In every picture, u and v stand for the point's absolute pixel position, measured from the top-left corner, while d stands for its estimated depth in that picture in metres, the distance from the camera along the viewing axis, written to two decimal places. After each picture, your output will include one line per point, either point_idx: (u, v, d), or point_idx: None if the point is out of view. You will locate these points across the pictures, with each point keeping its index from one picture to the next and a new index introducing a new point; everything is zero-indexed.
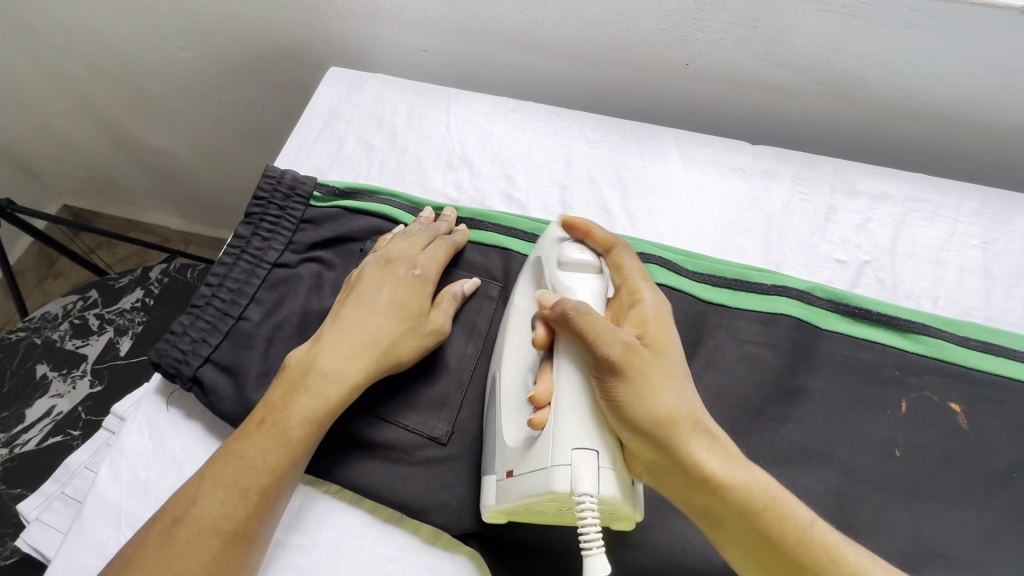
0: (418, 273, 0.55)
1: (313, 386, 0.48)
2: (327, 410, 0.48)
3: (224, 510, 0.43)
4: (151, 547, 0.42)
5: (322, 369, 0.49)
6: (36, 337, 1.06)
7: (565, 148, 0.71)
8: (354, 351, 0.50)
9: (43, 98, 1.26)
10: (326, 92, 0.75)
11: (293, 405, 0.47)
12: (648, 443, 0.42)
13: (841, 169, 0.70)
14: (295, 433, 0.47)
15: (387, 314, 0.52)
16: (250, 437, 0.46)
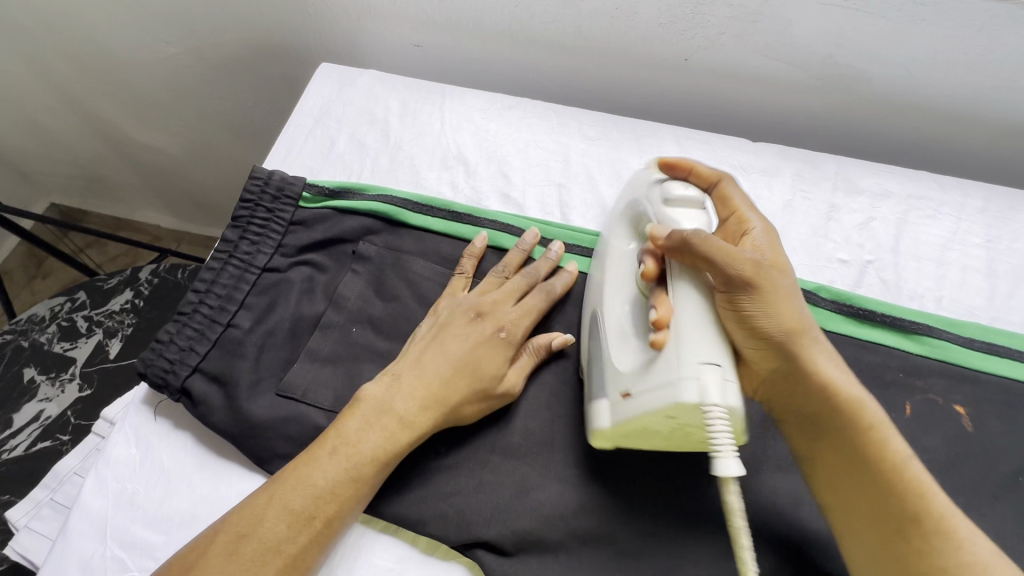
0: (504, 334, 0.52)
1: (388, 427, 0.46)
2: (396, 454, 0.46)
3: (285, 542, 0.41)
4: (210, 559, 0.40)
5: (399, 407, 0.47)
6: (24, 340, 1.04)
7: (562, 146, 0.70)
8: (430, 401, 0.48)
9: (27, 94, 1.23)
10: (316, 88, 0.73)
11: (365, 436, 0.46)
12: (771, 351, 0.44)
13: (842, 166, 0.69)
14: (368, 467, 0.45)
15: (467, 373, 0.49)
16: (319, 462, 0.44)
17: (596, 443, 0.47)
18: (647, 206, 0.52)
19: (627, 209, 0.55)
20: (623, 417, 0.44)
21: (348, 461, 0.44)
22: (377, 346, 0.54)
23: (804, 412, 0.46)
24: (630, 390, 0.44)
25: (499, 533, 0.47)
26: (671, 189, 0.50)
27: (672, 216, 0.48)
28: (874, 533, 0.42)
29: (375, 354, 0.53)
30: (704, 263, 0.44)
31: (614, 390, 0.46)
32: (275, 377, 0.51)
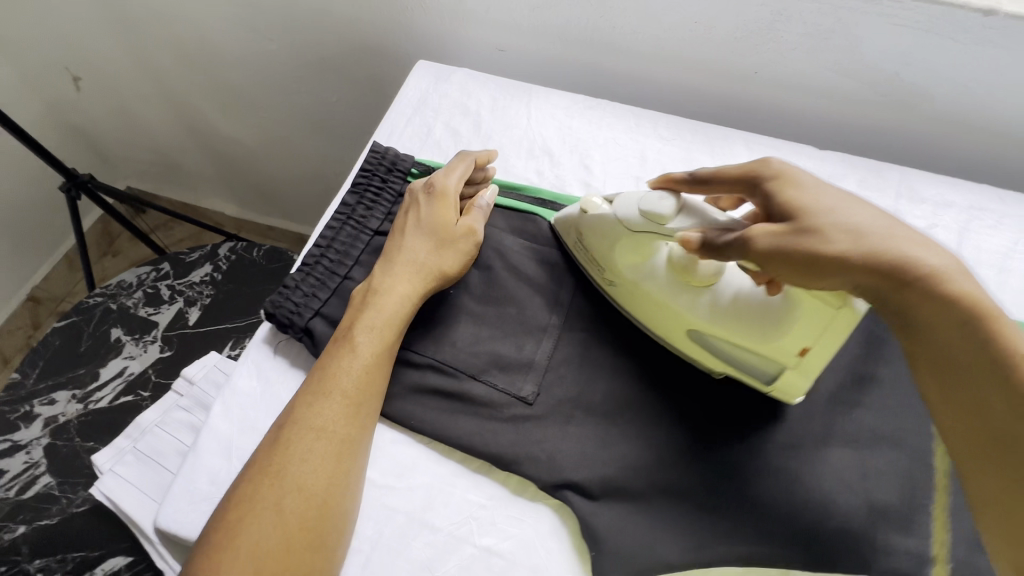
0: (438, 191, 0.60)
1: (373, 308, 0.54)
2: (389, 325, 0.54)
3: (321, 416, 0.49)
4: (272, 452, 0.48)
5: (378, 291, 0.55)
6: (112, 302, 1.12)
7: (639, 144, 0.75)
8: (409, 274, 0.56)
9: (129, 85, 1.35)
10: (415, 81, 0.81)
11: (363, 322, 0.53)
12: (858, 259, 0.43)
13: (906, 177, 0.73)
14: (374, 343, 0.53)
15: (428, 236, 0.58)
16: (335, 352, 0.52)
17: (795, 399, 0.54)
18: (639, 227, 0.53)
19: (614, 240, 0.56)
20: (807, 366, 0.51)
21: (354, 344, 0.52)
22: (472, 308, 0.60)
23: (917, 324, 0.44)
24: (807, 343, 0.49)
25: (585, 477, 0.51)
26: (644, 205, 0.52)
27: (678, 222, 0.50)
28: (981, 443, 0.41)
29: (470, 314, 0.59)
30: (793, 260, 0.44)
31: (786, 357, 0.51)
32: None
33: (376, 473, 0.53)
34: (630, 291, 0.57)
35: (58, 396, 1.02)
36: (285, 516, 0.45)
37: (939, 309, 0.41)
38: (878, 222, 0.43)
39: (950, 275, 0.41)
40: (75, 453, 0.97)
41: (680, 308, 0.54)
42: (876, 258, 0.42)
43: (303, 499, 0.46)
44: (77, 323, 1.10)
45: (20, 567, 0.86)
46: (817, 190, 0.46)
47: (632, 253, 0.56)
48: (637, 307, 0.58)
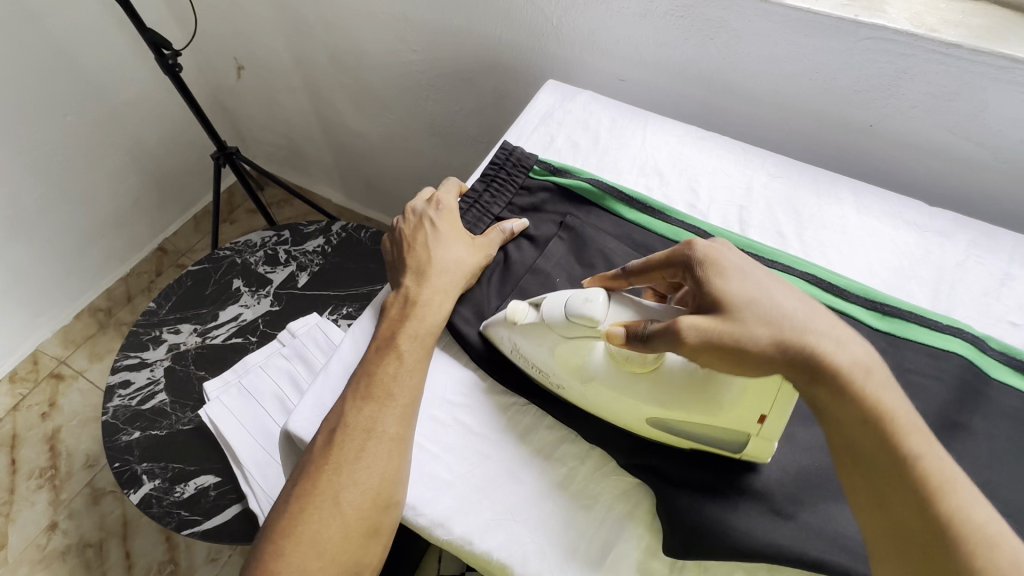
0: (446, 211, 0.68)
1: (416, 319, 0.60)
2: (429, 331, 0.60)
3: (392, 393, 0.56)
4: (330, 451, 0.53)
5: (420, 303, 0.61)
6: (238, 257, 1.27)
7: (747, 177, 0.79)
8: (446, 283, 0.63)
9: (282, 77, 1.56)
10: (544, 97, 0.90)
11: (405, 332, 0.60)
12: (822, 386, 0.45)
13: (1021, 244, 0.72)
14: (413, 349, 0.59)
15: (462, 248, 0.66)
16: (379, 362, 0.58)
17: (767, 458, 0.53)
18: (567, 330, 0.55)
19: (550, 346, 0.56)
20: (769, 431, 0.51)
21: (396, 353, 0.58)
22: None
23: (857, 449, 0.45)
24: (764, 409, 0.50)
25: (665, 459, 0.55)
26: (573, 310, 0.54)
27: (607, 320, 0.53)
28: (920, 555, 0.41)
29: None
30: (717, 350, 0.47)
31: (747, 425, 0.51)
32: (495, 301, 0.65)
33: (475, 422, 0.59)
34: (585, 394, 0.56)
35: (182, 327, 1.17)
36: (358, 483, 0.52)
37: (860, 415, 0.44)
38: (793, 305, 0.48)
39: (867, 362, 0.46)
40: (188, 378, 1.11)
41: (641, 399, 0.53)
42: (789, 347, 0.46)
43: (373, 470, 0.52)
44: (207, 270, 1.25)
45: (131, 466, 1.00)
46: (743, 276, 0.49)
47: (569, 356, 0.56)
48: (599, 407, 0.56)
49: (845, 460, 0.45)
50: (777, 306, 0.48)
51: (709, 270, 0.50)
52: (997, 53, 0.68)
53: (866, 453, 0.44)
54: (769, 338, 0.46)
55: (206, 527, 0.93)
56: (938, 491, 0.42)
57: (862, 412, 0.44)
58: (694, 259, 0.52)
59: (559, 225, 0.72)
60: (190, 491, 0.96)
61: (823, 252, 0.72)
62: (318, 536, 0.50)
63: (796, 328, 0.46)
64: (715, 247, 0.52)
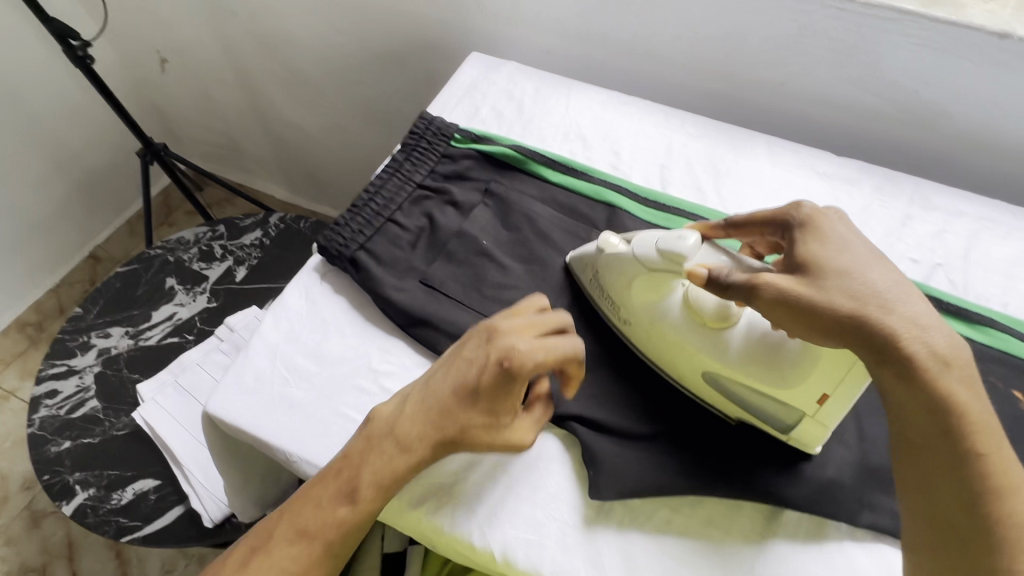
0: (504, 368, 0.49)
1: (386, 451, 0.50)
2: (392, 479, 0.50)
3: (383, 441, 0.51)
4: (268, 525, 0.51)
5: (401, 434, 0.51)
6: (170, 255, 1.22)
7: (668, 137, 0.81)
8: (443, 429, 0.50)
9: (211, 69, 1.50)
10: (469, 69, 0.90)
11: (369, 454, 0.50)
12: (897, 371, 0.43)
13: (920, 187, 0.76)
14: (369, 489, 0.49)
15: (479, 395, 0.50)
16: (342, 466, 0.51)
17: (812, 449, 0.53)
18: (655, 264, 0.54)
19: (630, 279, 0.57)
20: (824, 415, 0.51)
21: (354, 474, 0.50)
22: (501, 260, 0.66)
23: (915, 439, 0.43)
24: (826, 390, 0.49)
25: (590, 409, 0.57)
26: (664, 244, 0.53)
27: (693, 261, 0.52)
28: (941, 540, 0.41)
29: (499, 264, 0.66)
30: (789, 312, 0.46)
31: (805, 406, 0.51)
32: (420, 268, 0.64)
33: (401, 388, 0.58)
34: (647, 332, 0.57)
35: (112, 330, 1.12)
36: (325, 518, 0.49)
37: (930, 407, 0.42)
38: (889, 282, 0.45)
39: (956, 363, 0.43)
40: (121, 382, 1.06)
41: (700, 352, 0.53)
42: (871, 323, 0.43)
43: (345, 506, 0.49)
44: (137, 270, 1.19)
45: (62, 477, 0.95)
46: (846, 244, 0.48)
47: (647, 290, 0.56)
48: (653, 349, 0.58)
49: (901, 445, 0.44)
50: (872, 286, 0.45)
51: (811, 232, 0.50)
52: (886, 5, 0.72)
53: (933, 472, 0.42)
54: (854, 309, 0.44)
55: (147, 533, 0.89)
56: (994, 497, 0.40)
57: (930, 398, 0.42)
58: (797, 219, 0.51)
59: (484, 191, 0.71)
60: (128, 497, 0.92)
61: (740, 205, 0.75)
62: (270, 551, 0.49)
63: (881, 308, 0.44)
64: (829, 212, 0.51)
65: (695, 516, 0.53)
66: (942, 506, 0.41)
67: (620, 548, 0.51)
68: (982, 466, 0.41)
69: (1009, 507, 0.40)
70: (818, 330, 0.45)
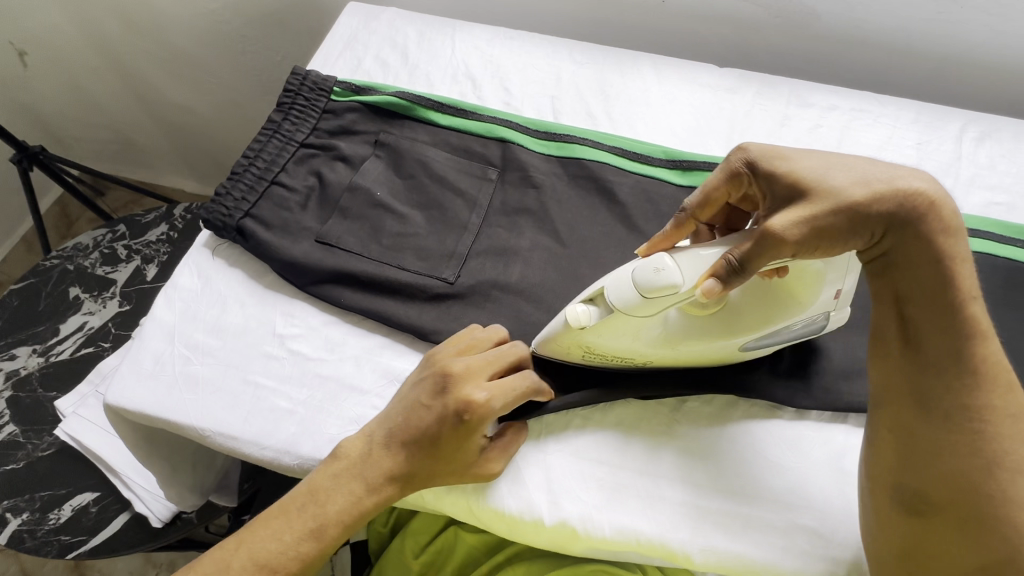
0: (465, 419, 0.48)
1: (357, 489, 0.49)
2: (360, 517, 0.49)
3: (353, 477, 0.49)
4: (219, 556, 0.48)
5: (367, 479, 0.49)
6: (69, 264, 1.14)
7: (555, 68, 0.81)
8: (400, 480, 0.50)
9: (78, 57, 1.37)
10: (347, 21, 0.85)
11: (337, 491, 0.49)
12: (899, 240, 0.45)
13: (795, 87, 0.80)
14: (334, 528, 0.49)
15: (426, 450, 0.49)
16: (314, 494, 0.49)
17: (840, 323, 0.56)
18: (646, 307, 0.47)
19: (627, 331, 0.49)
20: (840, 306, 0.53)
21: (319, 507, 0.49)
22: (397, 208, 0.65)
23: (906, 297, 0.46)
24: (838, 286, 0.51)
25: None
26: (642, 283, 0.46)
27: (689, 279, 0.46)
28: (918, 380, 0.46)
29: (395, 213, 0.65)
30: (824, 234, 0.44)
31: (823, 308, 0.52)
32: (313, 228, 0.62)
33: (309, 348, 0.58)
34: (673, 353, 0.52)
35: (18, 351, 1.04)
36: (284, 551, 0.48)
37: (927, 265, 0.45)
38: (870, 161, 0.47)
39: (955, 228, 0.45)
40: (38, 402, 1.00)
41: (724, 339, 0.50)
42: (879, 207, 0.44)
43: (307, 536, 0.48)
44: (34, 284, 1.11)
45: None
46: (804, 155, 0.48)
47: (637, 330, 0.50)
48: (690, 357, 0.53)
49: (891, 301, 0.47)
50: (859, 171, 0.46)
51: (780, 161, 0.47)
52: None
53: (931, 344, 0.45)
54: (867, 197, 0.44)
55: (93, 545, 0.87)
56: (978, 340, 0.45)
57: (925, 260, 0.45)
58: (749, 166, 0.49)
59: (373, 143, 0.69)
60: (67, 514, 0.89)
61: (631, 125, 0.76)
62: None
63: (882, 183, 0.45)
64: (767, 148, 0.49)
65: (608, 421, 0.56)
66: (928, 345, 0.46)
67: (540, 461, 0.54)
68: (970, 317, 0.45)
69: (983, 348, 0.45)
70: (846, 240, 0.45)
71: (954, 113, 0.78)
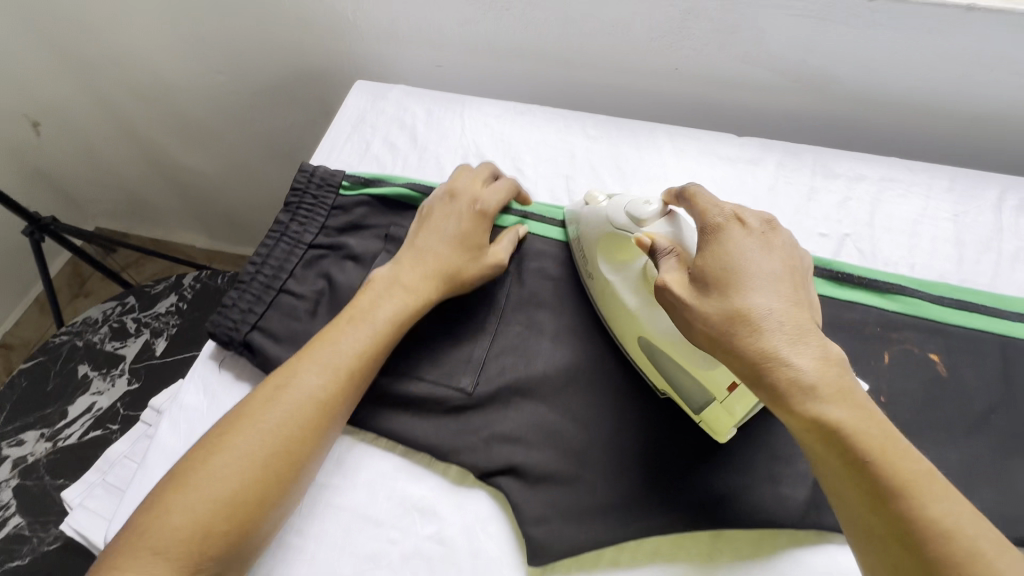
0: (479, 208, 0.62)
1: (385, 297, 0.56)
2: (396, 319, 0.55)
3: (337, 345, 0.53)
4: (225, 428, 0.49)
5: (396, 283, 0.57)
6: (79, 339, 1.13)
7: (569, 144, 0.79)
8: (424, 267, 0.59)
9: (91, 126, 1.39)
10: (353, 101, 0.84)
11: (369, 308, 0.56)
12: (772, 394, 0.44)
13: (820, 156, 0.77)
14: (371, 331, 0.54)
15: (450, 245, 0.60)
16: (339, 329, 0.54)
17: (721, 436, 0.53)
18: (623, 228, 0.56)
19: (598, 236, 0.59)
20: (736, 404, 0.50)
21: (353, 333, 0.54)
22: None
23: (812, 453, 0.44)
24: (740, 377, 0.48)
25: (524, 461, 0.53)
26: (633, 209, 0.55)
27: (650, 228, 0.54)
28: (871, 534, 0.41)
29: None
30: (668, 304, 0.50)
31: (716, 388, 0.50)
32: None
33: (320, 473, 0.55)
34: (602, 289, 0.59)
35: (26, 436, 1.02)
36: (304, 394, 0.50)
37: (815, 427, 0.42)
38: (765, 309, 0.45)
39: (837, 373, 0.43)
40: (44, 490, 0.97)
41: (638, 316, 0.54)
42: (748, 340, 0.45)
43: (326, 377, 0.51)
44: (44, 363, 1.10)
45: None
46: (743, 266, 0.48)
47: (616, 252, 0.58)
48: (604, 307, 0.59)
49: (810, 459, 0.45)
50: (745, 309, 0.46)
51: (743, 235, 0.50)
52: None
53: (807, 447, 0.44)
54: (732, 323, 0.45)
55: None
56: (907, 489, 0.40)
57: (810, 420, 0.42)
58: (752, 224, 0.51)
59: (384, 237, 0.66)
60: None
61: None
62: (219, 451, 0.47)
63: (755, 330, 0.45)
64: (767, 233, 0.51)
65: (643, 552, 0.51)
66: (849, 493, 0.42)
67: None
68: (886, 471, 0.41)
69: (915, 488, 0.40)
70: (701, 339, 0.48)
71: (990, 178, 0.74)
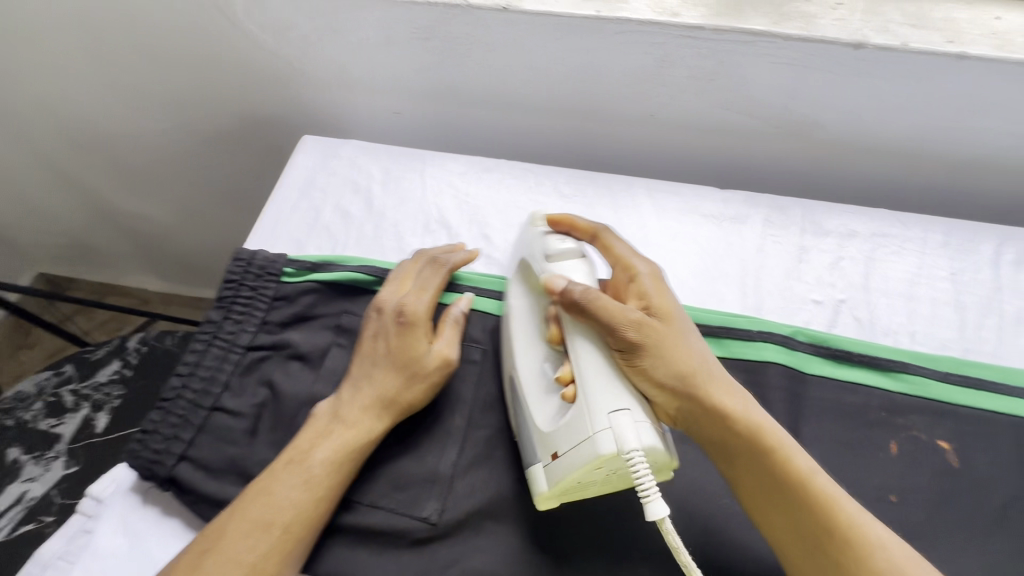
0: (405, 317, 0.54)
1: (335, 431, 0.49)
2: (348, 452, 0.49)
3: (272, 497, 0.46)
4: None
5: (343, 414, 0.50)
6: (8, 419, 1.01)
7: (540, 205, 0.72)
8: (366, 397, 0.51)
9: (22, 175, 1.27)
10: (301, 161, 0.76)
11: (315, 445, 0.49)
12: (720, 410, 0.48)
13: (809, 210, 0.72)
14: (322, 473, 0.47)
15: (392, 366, 0.52)
16: (277, 475, 0.47)
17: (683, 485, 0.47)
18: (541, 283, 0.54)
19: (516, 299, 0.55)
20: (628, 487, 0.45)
21: (302, 476, 0.47)
22: None
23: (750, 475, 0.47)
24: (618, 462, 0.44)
25: None
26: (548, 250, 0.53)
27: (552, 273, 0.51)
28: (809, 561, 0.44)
29: None
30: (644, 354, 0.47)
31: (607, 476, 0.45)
32: (266, 460, 0.51)
33: None
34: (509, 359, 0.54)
35: None
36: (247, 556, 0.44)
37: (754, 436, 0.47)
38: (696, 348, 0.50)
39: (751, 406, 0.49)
40: None
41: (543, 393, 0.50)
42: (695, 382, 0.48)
43: (277, 526, 0.45)
44: None
45: None
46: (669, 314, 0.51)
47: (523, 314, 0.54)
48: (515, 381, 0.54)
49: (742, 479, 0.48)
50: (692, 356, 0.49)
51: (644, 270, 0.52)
52: (736, 28, 0.65)
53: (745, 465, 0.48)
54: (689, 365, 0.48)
55: None
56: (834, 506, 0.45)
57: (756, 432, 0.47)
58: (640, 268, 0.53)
59: (336, 328, 0.58)
60: None
61: None
62: None
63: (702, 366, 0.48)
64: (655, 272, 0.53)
65: None
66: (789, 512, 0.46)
67: None
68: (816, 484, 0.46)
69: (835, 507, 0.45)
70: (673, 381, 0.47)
71: (987, 230, 0.70)
